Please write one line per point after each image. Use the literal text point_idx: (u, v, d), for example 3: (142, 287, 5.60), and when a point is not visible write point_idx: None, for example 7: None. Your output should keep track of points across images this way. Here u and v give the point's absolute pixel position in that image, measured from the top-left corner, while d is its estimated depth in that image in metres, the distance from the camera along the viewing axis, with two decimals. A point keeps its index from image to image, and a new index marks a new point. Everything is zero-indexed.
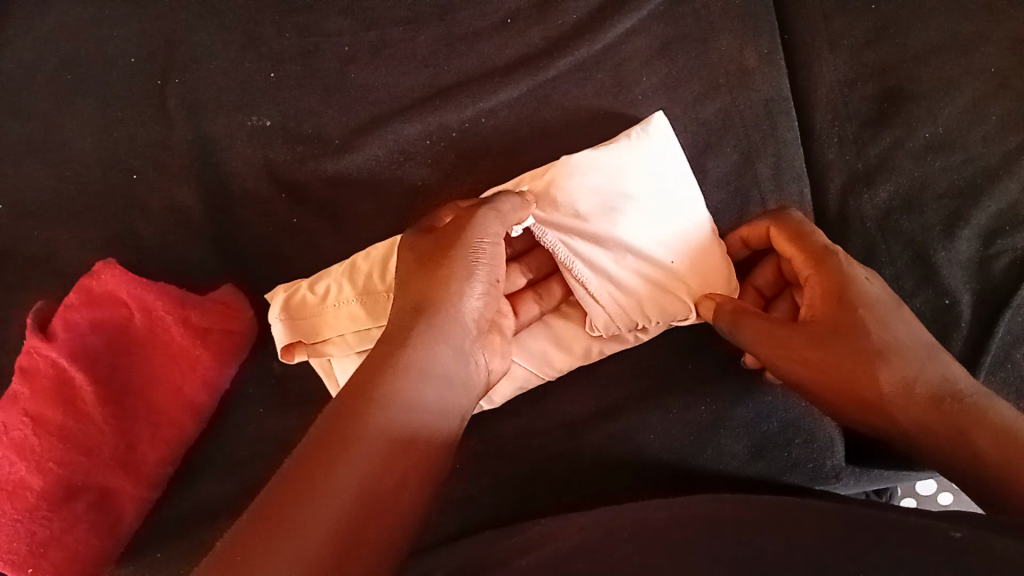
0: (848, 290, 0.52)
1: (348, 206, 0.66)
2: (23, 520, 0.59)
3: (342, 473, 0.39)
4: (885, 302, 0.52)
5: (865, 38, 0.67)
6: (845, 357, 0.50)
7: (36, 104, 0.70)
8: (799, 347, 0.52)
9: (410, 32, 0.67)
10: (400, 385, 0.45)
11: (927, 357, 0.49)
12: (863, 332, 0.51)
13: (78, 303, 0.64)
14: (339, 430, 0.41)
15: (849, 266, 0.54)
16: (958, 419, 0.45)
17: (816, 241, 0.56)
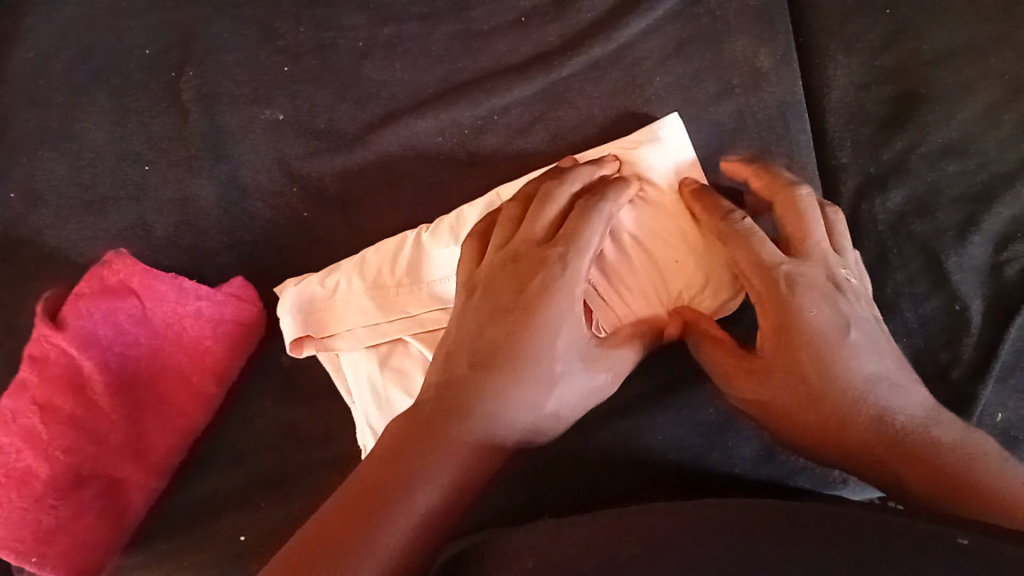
0: (796, 323, 0.50)
1: (359, 201, 0.66)
2: (30, 507, 0.59)
3: (406, 504, 0.42)
4: (834, 330, 0.50)
5: (877, 43, 0.67)
6: (792, 392, 0.50)
7: (52, 94, 0.70)
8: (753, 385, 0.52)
9: (425, 28, 0.68)
10: (481, 396, 0.47)
11: (876, 386, 0.48)
12: (811, 366, 0.49)
13: (90, 292, 0.64)
14: (397, 459, 0.44)
15: (794, 293, 0.51)
16: (909, 457, 0.45)
17: (764, 257, 0.53)
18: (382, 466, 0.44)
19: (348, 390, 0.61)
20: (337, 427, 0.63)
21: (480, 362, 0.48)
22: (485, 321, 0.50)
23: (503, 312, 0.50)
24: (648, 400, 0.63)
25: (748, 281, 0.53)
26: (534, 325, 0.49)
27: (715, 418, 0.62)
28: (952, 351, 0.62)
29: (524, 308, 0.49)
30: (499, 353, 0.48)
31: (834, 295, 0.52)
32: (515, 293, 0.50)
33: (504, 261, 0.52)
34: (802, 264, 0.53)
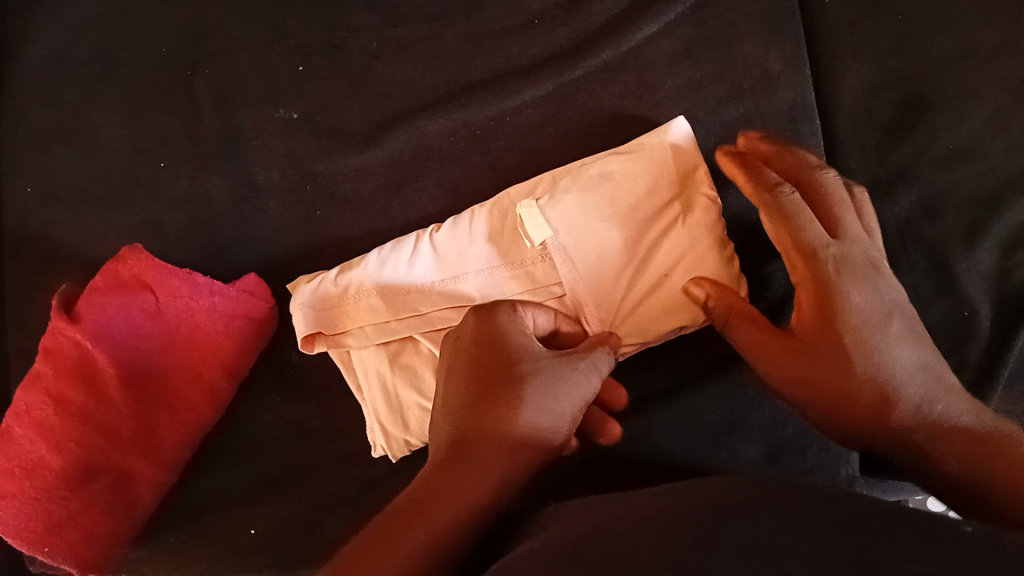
0: (848, 299, 0.51)
1: (371, 200, 0.67)
2: (41, 498, 0.60)
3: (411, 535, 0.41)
4: (877, 313, 0.51)
5: (889, 46, 0.67)
6: (831, 364, 0.50)
7: (64, 90, 0.70)
8: (790, 357, 0.51)
9: (437, 30, 0.68)
10: (471, 444, 0.45)
11: (924, 374, 0.50)
12: (865, 347, 0.50)
13: (104, 286, 0.65)
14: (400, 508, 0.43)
15: (842, 269, 0.52)
16: (960, 437, 0.47)
17: (811, 235, 0.53)
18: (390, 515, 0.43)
19: (357, 386, 0.62)
20: (345, 424, 0.64)
21: (467, 422, 0.47)
22: (459, 381, 0.49)
23: (470, 367, 0.49)
24: (655, 402, 0.63)
25: (790, 259, 0.54)
26: (501, 355, 0.49)
27: (720, 420, 0.62)
28: (958, 355, 0.63)
29: (483, 345, 0.50)
30: (477, 408, 0.47)
31: (876, 279, 0.53)
32: (471, 346, 0.50)
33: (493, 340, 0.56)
34: (844, 246, 0.54)
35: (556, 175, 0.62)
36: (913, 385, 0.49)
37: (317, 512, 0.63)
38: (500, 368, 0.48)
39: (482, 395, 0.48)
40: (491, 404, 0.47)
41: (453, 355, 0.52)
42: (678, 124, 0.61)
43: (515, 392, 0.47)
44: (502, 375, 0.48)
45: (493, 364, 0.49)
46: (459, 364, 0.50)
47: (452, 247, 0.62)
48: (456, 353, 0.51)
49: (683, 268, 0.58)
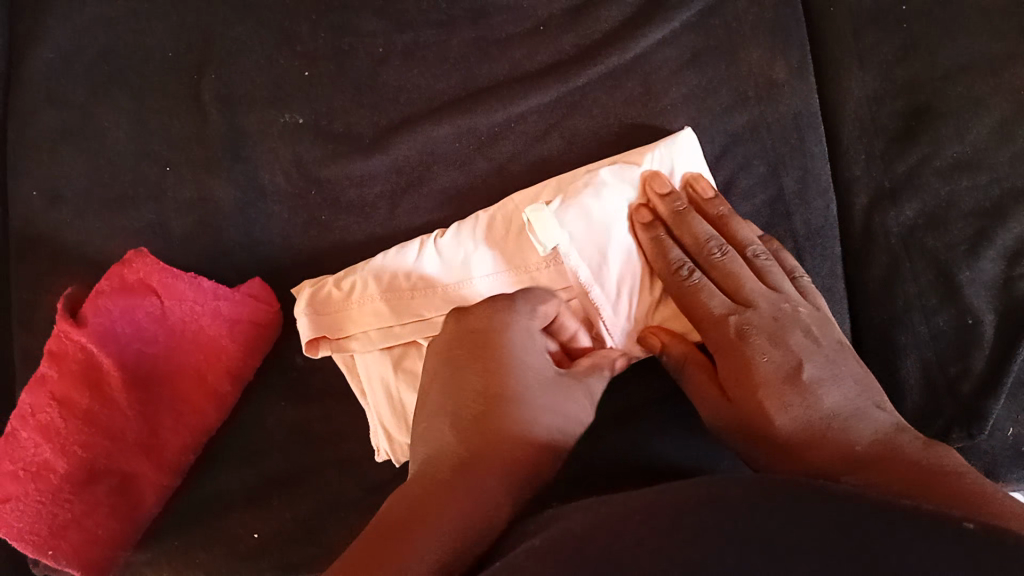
0: (750, 369, 0.53)
1: (377, 206, 0.67)
2: (46, 501, 0.60)
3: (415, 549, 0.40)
4: (784, 371, 0.52)
5: (895, 55, 0.67)
6: (746, 419, 0.52)
7: (71, 93, 0.71)
8: (718, 408, 0.54)
9: (442, 35, 0.68)
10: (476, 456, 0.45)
11: (839, 419, 0.50)
12: (785, 395, 0.51)
13: (109, 290, 0.64)
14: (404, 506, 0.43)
15: (745, 337, 0.54)
16: (881, 474, 0.46)
17: (713, 308, 0.56)
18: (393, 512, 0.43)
19: (361, 390, 0.62)
20: (348, 428, 0.64)
21: (468, 429, 0.47)
22: (460, 384, 0.49)
23: (472, 368, 0.49)
24: (657, 406, 0.64)
25: (700, 330, 0.56)
26: (505, 364, 0.49)
27: None
28: (962, 364, 0.63)
29: (487, 347, 0.50)
30: (483, 415, 0.47)
31: (786, 337, 0.54)
32: (473, 346, 0.50)
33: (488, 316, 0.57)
34: (749, 311, 0.56)
35: (563, 180, 0.62)
36: (826, 429, 0.49)
37: (319, 516, 0.63)
38: (502, 380, 0.48)
39: (484, 403, 0.48)
40: (496, 414, 0.47)
41: (450, 350, 0.51)
42: (686, 135, 0.62)
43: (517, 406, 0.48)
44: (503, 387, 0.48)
45: (496, 370, 0.49)
46: (455, 363, 0.50)
47: (459, 251, 0.62)
48: (454, 349, 0.51)
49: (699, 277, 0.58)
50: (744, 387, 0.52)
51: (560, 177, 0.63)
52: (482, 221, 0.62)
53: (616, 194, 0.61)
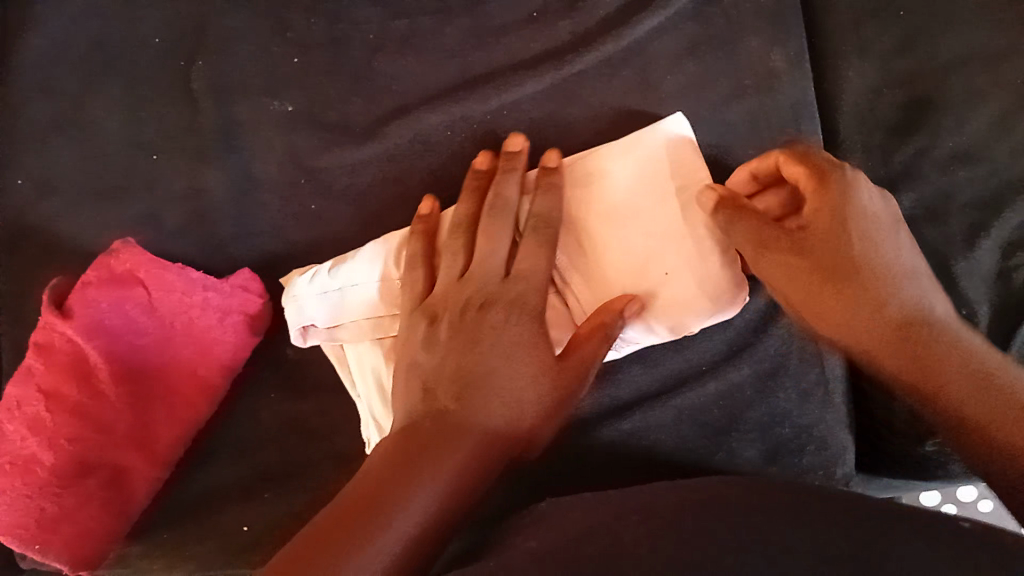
0: (849, 234, 0.51)
1: (369, 195, 0.66)
2: (33, 495, 0.59)
3: (397, 513, 0.42)
4: (881, 252, 0.51)
5: (893, 45, 0.67)
6: (839, 314, 0.51)
7: (60, 80, 0.70)
8: (790, 256, 0.52)
9: (437, 23, 0.67)
10: (468, 426, 0.48)
11: (918, 316, 0.49)
12: (874, 273, 0.50)
13: (97, 281, 0.63)
14: (382, 489, 0.43)
15: (852, 201, 0.51)
16: (961, 385, 0.45)
17: (824, 165, 0.53)
18: (371, 491, 0.44)
19: (353, 384, 0.61)
20: (341, 422, 0.63)
21: (463, 401, 0.49)
22: (465, 351, 0.51)
23: (476, 343, 0.52)
24: (653, 397, 0.63)
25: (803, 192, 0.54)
26: (509, 343, 0.51)
27: (721, 420, 0.62)
28: None
29: (496, 327, 0.52)
30: (486, 379, 0.50)
31: (886, 224, 0.52)
32: (483, 326, 0.52)
33: (471, 296, 0.54)
34: (857, 181, 0.53)
35: (586, 162, 0.60)
36: (909, 322, 0.49)
37: (311, 510, 0.62)
38: (508, 359, 0.51)
39: (486, 370, 0.50)
40: (491, 391, 0.49)
41: (457, 310, 0.54)
42: (674, 120, 0.60)
43: (506, 391, 0.50)
44: (509, 365, 0.51)
45: (502, 342, 0.51)
46: (462, 330, 0.53)
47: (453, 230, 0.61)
48: (468, 314, 0.53)
49: (680, 258, 0.56)
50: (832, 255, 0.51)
51: (598, 151, 0.61)
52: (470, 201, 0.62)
53: (604, 182, 0.59)
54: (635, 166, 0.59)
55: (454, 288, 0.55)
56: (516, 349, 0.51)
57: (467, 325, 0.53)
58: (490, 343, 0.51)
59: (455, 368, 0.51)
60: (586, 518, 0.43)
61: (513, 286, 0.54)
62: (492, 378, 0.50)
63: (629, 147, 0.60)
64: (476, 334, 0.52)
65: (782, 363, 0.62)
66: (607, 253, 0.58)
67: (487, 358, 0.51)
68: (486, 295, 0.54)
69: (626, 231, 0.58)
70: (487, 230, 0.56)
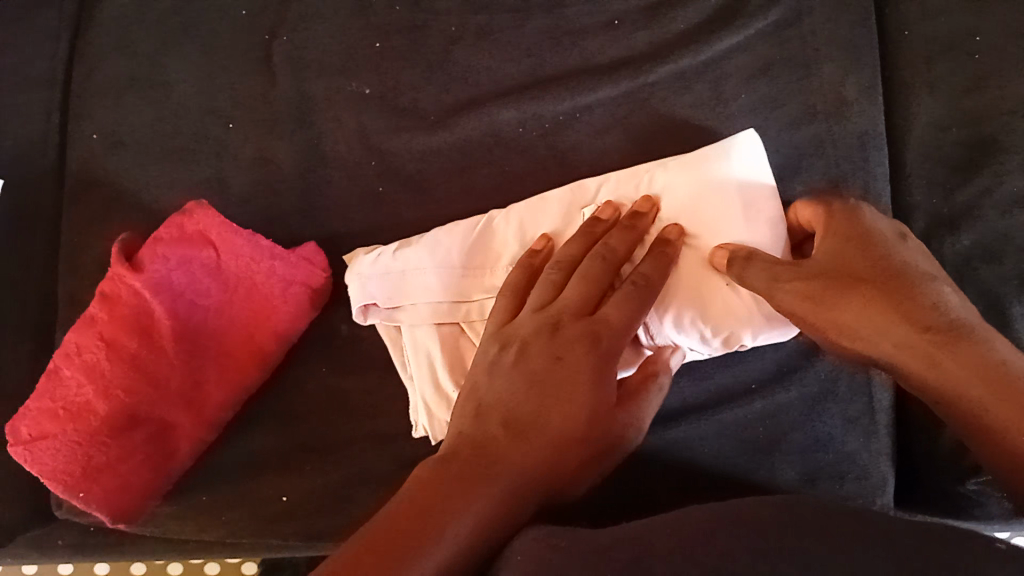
0: (862, 253, 0.51)
1: (433, 182, 0.67)
2: (83, 442, 0.60)
3: (451, 524, 0.42)
4: (891, 260, 0.50)
5: (963, 86, 0.67)
6: (857, 315, 0.49)
7: (145, 41, 0.71)
8: (804, 279, 0.51)
9: (517, 21, 0.68)
10: (530, 442, 0.48)
11: (953, 327, 0.46)
12: (889, 276, 0.49)
13: (168, 238, 0.64)
14: (433, 501, 0.44)
15: (863, 231, 0.52)
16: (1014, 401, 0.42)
17: (846, 206, 0.55)
18: (421, 505, 0.43)
19: (404, 364, 0.62)
20: (387, 403, 0.64)
21: (519, 417, 0.49)
22: (529, 369, 0.50)
23: (545, 364, 0.50)
24: (696, 409, 0.64)
25: (822, 228, 0.55)
26: (578, 368, 0.50)
27: (762, 438, 0.63)
28: None
29: (563, 350, 0.51)
30: (553, 398, 0.49)
31: (897, 243, 0.52)
32: (551, 351, 0.51)
33: (543, 327, 0.52)
34: (871, 215, 0.54)
35: (654, 178, 0.61)
36: (935, 331, 0.46)
37: (348, 488, 0.62)
38: (578, 380, 0.50)
39: (554, 390, 0.49)
40: (556, 412, 0.49)
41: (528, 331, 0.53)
42: (744, 138, 0.61)
43: (574, 414, 0.49)
44: (579, 384, 0.50)
45: (570, 364, 0.50)
46: (529, 352, 0.51)
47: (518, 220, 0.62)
48: (540, 338, 0.52)
49: None
50: (844, 277, 0.50)
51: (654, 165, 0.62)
52: (551, 201, 0.62)
53: (668, 196, 0.60)
54: (701, 181, 0.60)
55: (537, 316, 0.53)
56: (583, 380, 0.50)
57: (531, 354, 0.51)
58: (556, 368, 0.50)
59: (510, 393, 0.50)
60: (637, 531, 0.44)
61: (591, 323, 0.52)
62: (550, 408, 0.49)
63: (697, 164, 0.60)
64: (540, 365, 0.50)
65: (831, 388, 0.63)
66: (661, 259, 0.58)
67: (559, 383, 0.50)
68: (560, 325, 0.52)
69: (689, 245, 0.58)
70: (586, 274, 0.55)
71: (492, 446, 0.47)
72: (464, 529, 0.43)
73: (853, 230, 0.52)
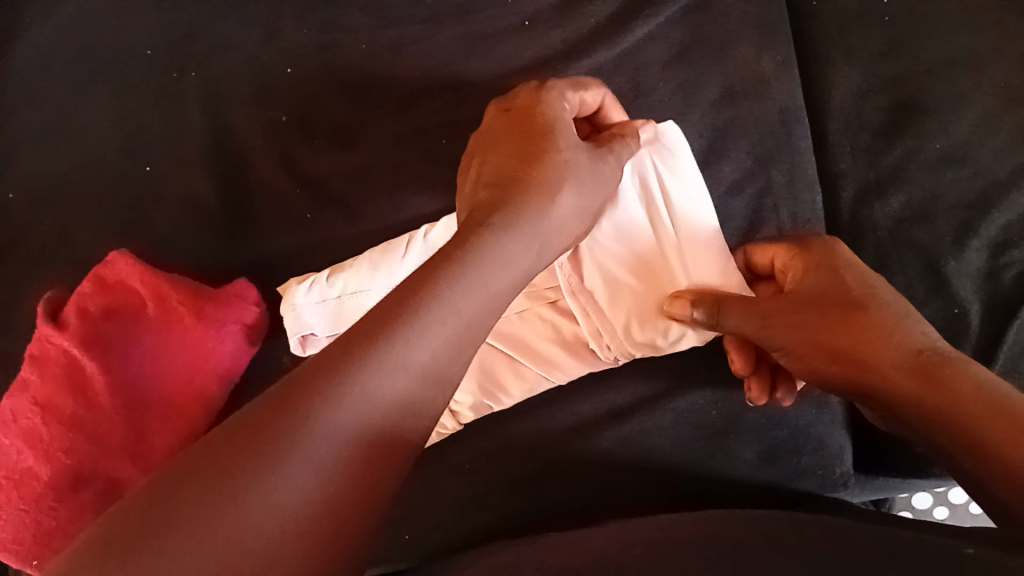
0: (843, 287, 0.51)
1: (360, 201, 0.66)
2: (29, 510, 0.57)
3: (323, 424, 0.33)
4: (869, 294, 0.51)
5: (878, 50, 0.68)
6: (842, 343, 0.49)
7: (52, 91, 0.69)
8: (789, 309, 0.52)
9: (429, 32, 0.68)
10: (514, 201, 0.46)
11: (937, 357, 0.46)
12: (877, 315, 0.49)
13: (92, 291, 0.63)
14: (308, 395, 0.34)
15: (844, 270, 0.52)
16: (990, 412, 0.41)
17: (818, 244, 0.55)
18: (291, 398, 0.34)
19: None
20: None
21: (502, 183, 0.47)
22: (501, 143, 0.50)
23: (514, 128, 0.50)
24: (651, 401, 0.64)
25: (795, 258, 0.55)
26: (544, 121, 0.50)
27: (717, 422, 0.63)
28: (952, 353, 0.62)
29: (527, 117, 0.50)
30: (530, 143, 0.49)
31: (877, 280, 0.53)
32: (519, 118, 0.51)
33: (510, 114, 0.51)
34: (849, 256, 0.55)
35: None
36: (921, 360, 0.46)
37: None
38: (547, 136, 0.49)
39: (526, 144, 0.49)
40: (539, 163, 0.48)
41: (493, 122, 0.52)
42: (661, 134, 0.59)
43: (561, 168, 0.48)
44: (549, 136, 0.49)
45: (537, 119, 0.50)
46: (498, 135, 0.51)
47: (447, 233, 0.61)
48: (502, 123, 0.51)
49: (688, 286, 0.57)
50: (831, 309, 0.50)
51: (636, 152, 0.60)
52: None
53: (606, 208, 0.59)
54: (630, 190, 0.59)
55: (500, 161, 0.49)
56: (554, 131, 0.49)
57: (495, 138, 0.51)
58: (524, 134, 0.50)
59: (490, 170, 0.49)
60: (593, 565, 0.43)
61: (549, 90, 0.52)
62: (532, 164, 0.48)
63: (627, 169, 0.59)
64: (506, 130, 0.50)
65: None
66: (617, 266, 0.59)
67: (540, 129, 0.49)
68: (452, 245, 0.42)
69: (631, 260, 0.59)
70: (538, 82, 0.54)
71: (484, 206, 0.46)
72: (328, 437, 0.33)
73: (837, 266, 0.53)
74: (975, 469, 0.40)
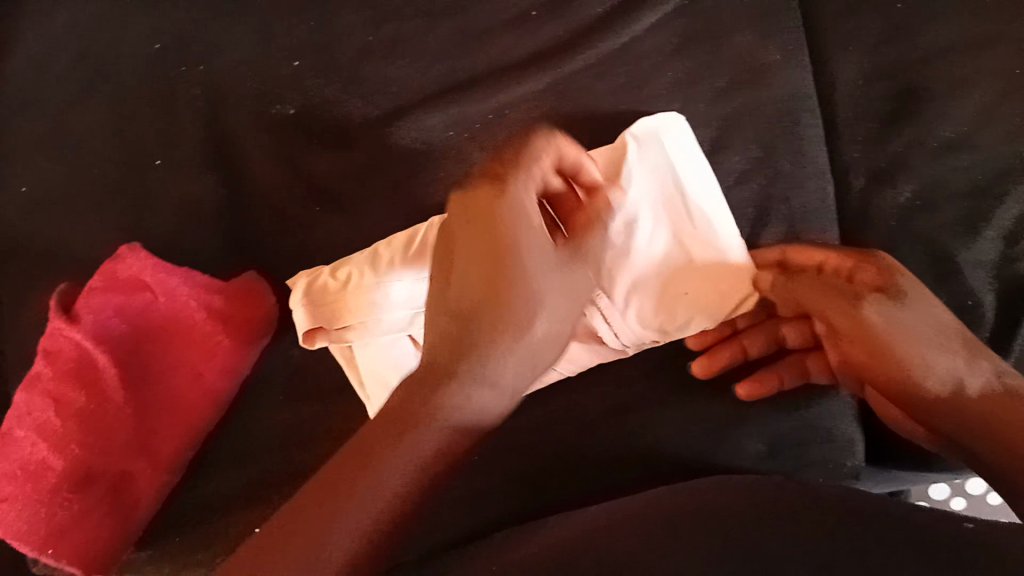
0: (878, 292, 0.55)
1: (363, 197, 0.66)
2: (44, 501, 0.58)
3: (341, 513, 0.44)
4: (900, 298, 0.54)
5: (886, 36, 0.67)
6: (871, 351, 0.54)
7: (60, 89, 0.70)
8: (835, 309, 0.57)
9: (429, 25, 0.67)
10: (485, 312, 0.48)
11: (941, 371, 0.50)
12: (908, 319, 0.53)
13: (101, 286, 0.64)
14: (339, 484, 0.45)
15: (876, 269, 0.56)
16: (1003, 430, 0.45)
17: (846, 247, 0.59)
18: (332, 479, 0.45)
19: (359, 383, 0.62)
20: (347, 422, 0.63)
21: (474, 304, 0.48)
22: (466, 244, 0.50)
23: (472, 223, 0.50)
24: (657, 394, 0.63)
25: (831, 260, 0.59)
26: (505, 218, 0.49)
27: (721, 417, 0.62)
28: None
29: (481, 217, 0.49)
30: (493, 255, 0.48)
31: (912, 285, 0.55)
32: (480, 208, 0.50)
33: (468, 209, 0.50)
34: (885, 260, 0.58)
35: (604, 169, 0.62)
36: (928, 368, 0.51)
37: None
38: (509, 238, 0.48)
39: (491, 248, 0.49)
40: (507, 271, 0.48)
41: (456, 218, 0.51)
42: (665, 124, 0.63)
43: (524, 274, 0.48)
44: (512, 236, 0.49)
45: (499, 215, 0.49)
46: (461, 232, 0.50)
47: None
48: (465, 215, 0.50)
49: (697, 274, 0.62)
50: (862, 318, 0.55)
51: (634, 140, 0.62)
52: None
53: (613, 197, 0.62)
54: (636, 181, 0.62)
55: (471, 273, 0.49)
56: (522, 223, 0.49)
57: (457, 237, 0.51)
58: (484, 243, 0.49)
59: (460, 288, 0.49)
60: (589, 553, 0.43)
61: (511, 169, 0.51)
62: (501, 280, 0.48)
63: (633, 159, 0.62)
64: (466, 227, 0.50)
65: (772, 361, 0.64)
66: (632, 254, 0.62)
67: (500, 240, 0.48)
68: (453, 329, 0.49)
69: (643, 248, 0.62)
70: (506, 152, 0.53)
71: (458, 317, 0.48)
72: (346, 532, 0.44)
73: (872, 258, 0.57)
74: (1007, 468, 0.43)
